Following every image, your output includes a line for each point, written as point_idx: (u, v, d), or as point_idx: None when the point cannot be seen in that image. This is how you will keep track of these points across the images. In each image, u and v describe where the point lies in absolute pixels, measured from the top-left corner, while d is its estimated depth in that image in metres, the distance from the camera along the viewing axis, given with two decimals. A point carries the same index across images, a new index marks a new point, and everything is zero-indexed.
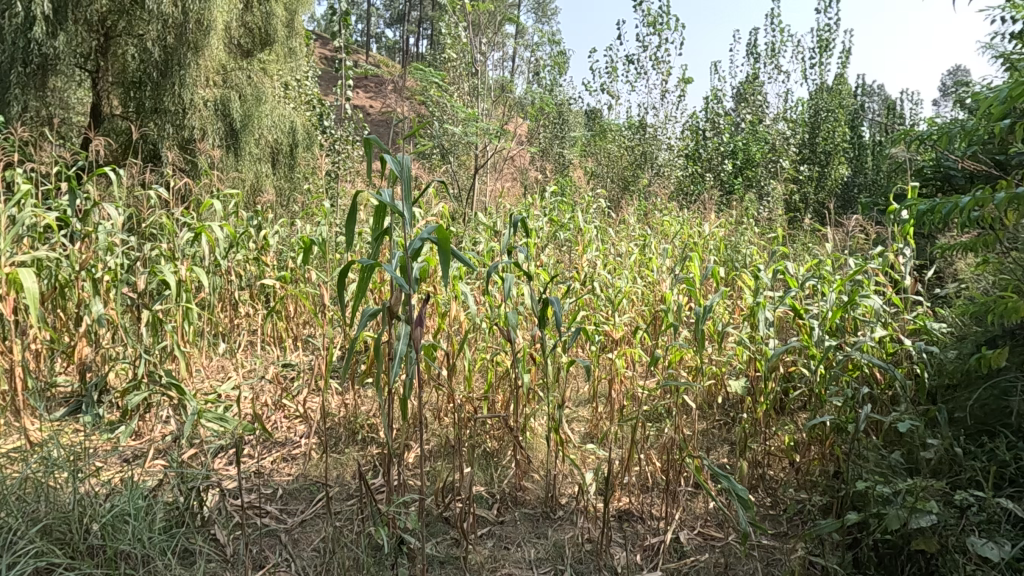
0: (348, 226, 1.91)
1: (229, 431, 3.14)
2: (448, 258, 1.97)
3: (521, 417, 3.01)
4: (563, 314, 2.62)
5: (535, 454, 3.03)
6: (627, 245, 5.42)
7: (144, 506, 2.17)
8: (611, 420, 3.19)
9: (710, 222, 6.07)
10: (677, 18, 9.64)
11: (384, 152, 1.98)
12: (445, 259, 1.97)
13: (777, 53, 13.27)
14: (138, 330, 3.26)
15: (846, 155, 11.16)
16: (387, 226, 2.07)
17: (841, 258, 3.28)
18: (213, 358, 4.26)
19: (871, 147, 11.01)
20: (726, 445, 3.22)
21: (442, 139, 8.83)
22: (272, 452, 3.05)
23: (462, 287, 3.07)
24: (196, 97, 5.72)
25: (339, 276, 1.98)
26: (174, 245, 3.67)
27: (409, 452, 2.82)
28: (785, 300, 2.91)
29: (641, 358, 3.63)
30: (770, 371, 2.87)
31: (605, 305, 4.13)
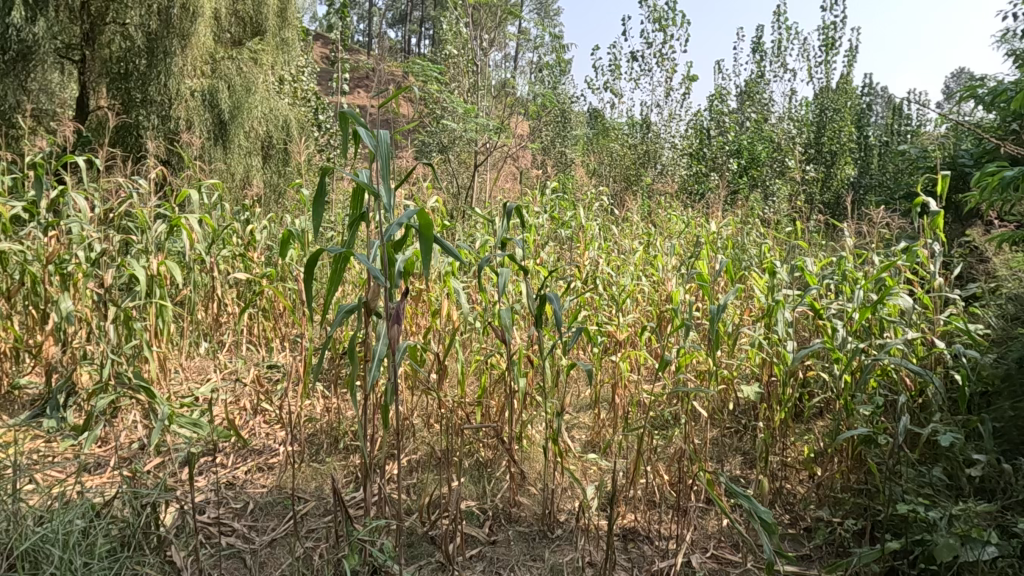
0: (315, 209, 1.67)
1: (201, 438, 2.92)
2: (430, 245, 1.76)
3: (517, 425, 2.78)
4: (563, 313, 2.38)
5: (533, 464, 2.80)
6: (630, 243, 5.19)
7: (88, 524, 1.93)
8: (615, 428, 2.96)
9: (716, 220, 5.84)
10: (682, 14, 9.41)
11: (360, 127, 1.73)
12: (427, 245, 1.76)
13: (783, 52, 13.04)
14: (106, 329, 3.02)
15: (852, 155, 10.93)
16: (363, 210, 1.84)
17: (863, 253, 3.05)
18: (194, 359, 4.04)
19: (877, 147, 10.78)
20: (738, 456, 2.99)
21: (441, 136, 8.63)
22: (248, 460, 2.83)
23: (453, 283, 2.82)
24: (183, 87, 5.52)
25: (307, 267, 1.74)
26: (148, 237, 3.44)
27: (394, 463, 2.59)
28: (805, 298, 2.67)
29: (647, 361, 3.39)
30: (788, 376, 2.62)
31: (607, 304, 3.90)
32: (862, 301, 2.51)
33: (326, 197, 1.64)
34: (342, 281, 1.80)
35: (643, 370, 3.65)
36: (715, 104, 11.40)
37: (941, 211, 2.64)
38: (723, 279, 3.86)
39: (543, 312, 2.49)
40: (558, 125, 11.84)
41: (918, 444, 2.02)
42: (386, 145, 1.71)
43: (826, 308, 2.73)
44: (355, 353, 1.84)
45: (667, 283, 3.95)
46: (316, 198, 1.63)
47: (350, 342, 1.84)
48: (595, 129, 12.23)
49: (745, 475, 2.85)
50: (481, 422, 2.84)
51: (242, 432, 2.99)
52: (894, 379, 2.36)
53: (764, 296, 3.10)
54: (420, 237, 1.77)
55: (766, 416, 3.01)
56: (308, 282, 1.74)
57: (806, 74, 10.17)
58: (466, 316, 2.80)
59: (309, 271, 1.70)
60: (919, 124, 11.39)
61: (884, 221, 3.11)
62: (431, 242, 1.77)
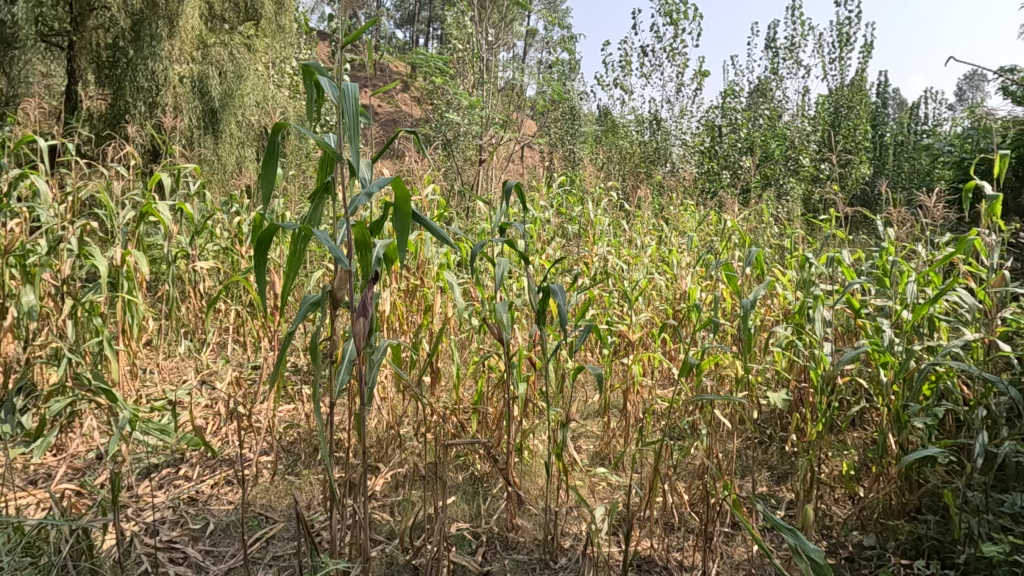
0: (265, 175, 1.36)
1: (168, 446, 2.63)
2: (407, 222, 1.47)
3: (516, 435, 2.48)
4: (569, 308, 2.05)
5: (535, 480, 2.50)
6: (642, 239, 4.89)
7: (2, 556, 1.63)
8: (627, 439, 2.66)
9: (731, 217, 5.53)
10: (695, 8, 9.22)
11: (324, 79, 1.43)
12: (404, 221, 1.46)
13: (797, 49, 12.72)
14: (63, 325, 2.72)
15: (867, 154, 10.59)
16: (326, 178, 1.55)
17: (905, 245, 2.72)
18: (172, 359, 3.76)
19: (893, 146, 10.45)
20: (764, 471, 2.68)
21: (445, 131, 8.35)
22: (217, 472, 2.53)
23: (445, 274, 2.52)
24: (171, 73, 5.25)
25: (256, 246, 1.43)
26: (115, 226, 3.13)
27: (377, 478, 2.28)
28: (843, 294, 2.35)
29: (662, 365, 3.08)
30: (826, 382, 2.30)
31: (618, 301, 3.60)
32: (913, 296, 2.18)
33: (277, 160, 1.33)
34: (302, 266, 1.50)
35: (658, 374, 3.33)
36: (728, 101, 11.04)
37: (1001, 194, 2.31)
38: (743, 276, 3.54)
39: (546, 308, 2.16)
40: (566, 122, 11.50)
41: (994, 466, 1.70)
42: (355, 97, 1.41)
43: (866, 305, 2.41)
44: (318, 354, 1.53)
45: (682, 280, 3.64)
46: (263, 160, 1.32)
47: (311, 339, 1.53)
48: (605, 127, 11.89)
49: (774, 493, 2.53)
50: (477, 432, 2.54)
51: (214, 441, 2.71)
52: (953, 387, 2.03)
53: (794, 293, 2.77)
54: (396, 211, 1.47)
55: (796, 426, 2.70)
56: (259, 265, 1.44)
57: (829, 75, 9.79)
58: (460, 313, 2.50)
59: (258, 250, 1.40)
60: (936, 123, 11.03)
61: (930, 211, 2.78)
62: (407, 217, 1.47)
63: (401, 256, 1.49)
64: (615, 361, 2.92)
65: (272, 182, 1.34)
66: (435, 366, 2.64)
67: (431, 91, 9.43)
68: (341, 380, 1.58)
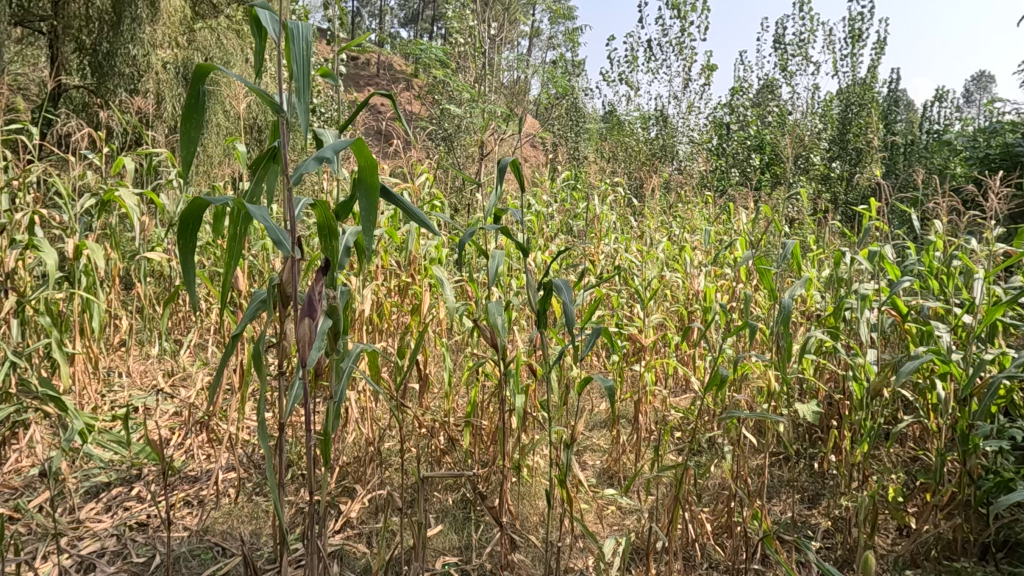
0: (189, 137, 1.04)
1: (125, 460, 2.34)
2: (373, 199, 1.17)
3: (514, 453, 2.19)
4: (576, 308, 1.73)
5: (534, 503, 2.22)
6: (651, 235, 4.57)
7: None
8: (637, 458, 2.38)
9: (744, 215, 5.21)
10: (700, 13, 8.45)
11: (268, 20, 1.13)
12: (370, 197, 1.17)
13: (808, 44, 12.38)
14: (7, 326, 2.43)
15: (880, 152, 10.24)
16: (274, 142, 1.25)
17: (954, 239, 2.40)
18: (145, 361, 3.48)
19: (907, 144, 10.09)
20: (792, 492, 2.39)
21: (446, 125, 8.05)
22: (178, 491, 2.25)
23: (435, 271, 2.21)
24: (153, 58, 5.02)
25: (183, 231, 1.13)
26: (73, 216, 2.84)
27: (356, 503, 2.01)
28: (890, 295, 2.03)
29: (676, 372, 2.78)
30: (873, 396, 1.99)
31: (627, 301, 3.30)
32: (979, 297, 1.85)
33: (202, 116, 1.03)
34: (242, 253, 1.21)
35: (671, 381, 3.03)
36: (735, 98, 10.74)
37: None
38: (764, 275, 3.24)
39: (547, 308, 1.83)
40: (570, 119, 11.18)
41: None
42: (305, 39, 1.12)
43: (916, 308, 2.09)
44: (264, 366, 1.24)
45: (696, 279, 3.34)
46: (183, 116, 1.02)
47: (256, 346, 1.24)
48: (609, 124, 11.56)
49: (805, 519, 2.24)
50: (469, 449, 2.26)
51: (178, 455, 2.42)
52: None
53: (828, 294, 2.47)
54: (359, 183, 1.17)
55: (827, 442, 2.42)
56: (187, 254, 1.14)
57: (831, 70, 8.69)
58: (451, 314, 2.19)
59: (181, 231, 1.11)
60: (948, 120, 10.70)
61: (980, 201, 2.47)
62: (372, 190, 1.18)
63: (365, 241, 1.20)
64: (625, 368, 2.62)
65: (197, 144, 1.04)
66: (423, 373, 2.35)
67: (431, 86, 9.15)
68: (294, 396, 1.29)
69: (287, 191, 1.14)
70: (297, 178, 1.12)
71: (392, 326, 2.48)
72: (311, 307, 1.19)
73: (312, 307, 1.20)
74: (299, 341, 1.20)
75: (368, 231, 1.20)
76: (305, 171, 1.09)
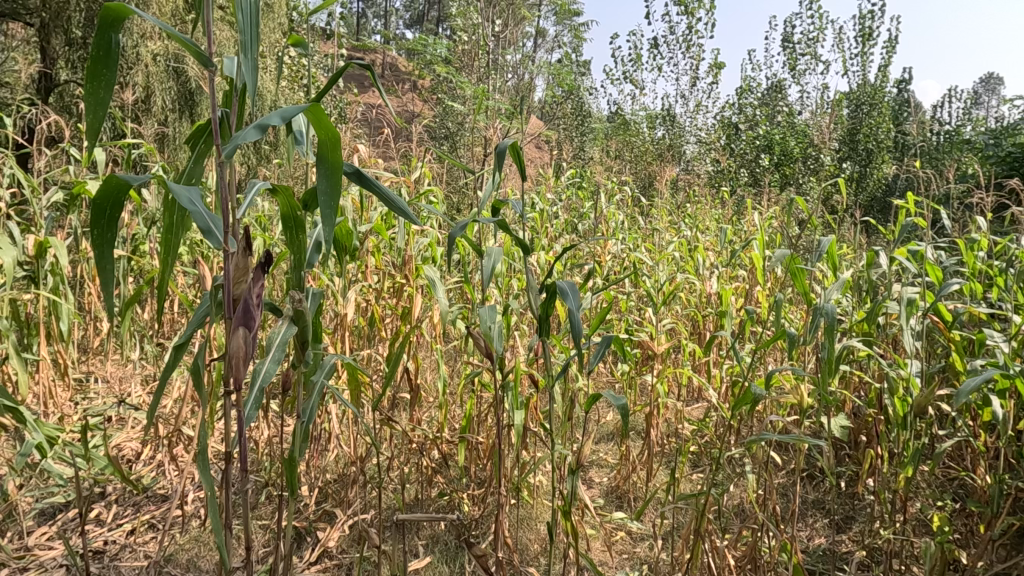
0: (98, 98, 0.86)
1: (87, 476, 2.15)
2: (334, 179, 0.97)
3: (512, 473, 1.98)
4: (583, 314, 1.50)
5: (534, 528, 2.01)
6: (659, 236, 4.38)
7: None
8: (648, 477, 2.18)
9: (756, 214, 5.00)
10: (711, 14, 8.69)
11: None
12: (331, 178, 0.97)
13: (818, 43, 12.18)
14: None
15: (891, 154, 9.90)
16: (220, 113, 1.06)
17: (1000, 237, 2.18)
18: (124, 366, 3.29)
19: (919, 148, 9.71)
20: (819, 517, 2.17)
21: (449, 123, 7.87)
22: (143, 511, 2.05)
23: (427, 271, 2.00)
24: (143, 49, 4.76)
25: (101, 220, 0.92)
26: (40, 212, 2.64)
27: (335, 530, 1.80)
28: (935, 302, 1.81)
29: (690, 382, 2.57)
30: (915, 415, 1.77)
31: (637, 305, 3.10)
32: None
33: (113, 69, 0.86)
34: (177, 247, 1.02)
35: (685, 391, 2.81)
36: (744, 96, 10.52)
37: None
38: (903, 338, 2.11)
39: (551, 314, 1.61)
40: (576, 118, 10.97)
41: None
42: None
43: (964, 316, 1.87)
44: (202, 385, 1.03)
45: (711, 281, 3.13)
46: (87, 69, 0.84)
47: (192, 361, 1.04)
48: (614, 123, 11.32)
49: (834, 548, 2.02)
50: (463, 467, 2.06)
51: (146, 472, 2.22)
52: None
53: (860, 299, 2.24)
54: (319, 159, 0.96)
55: (858, 461, 2.20)
56: (102, 249, 0.93)
57: (840, 67, 9.47)
58: (443, 319, 1.96)
59: (96, 217, 0.91)
60: (960, 120, 10.45)
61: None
62: (334, 168, 0.97)
63: (324, 232, 0.99)
64: (636, 377, 2.41)
65: (107, 104, 0.86)
66: (414, 384, 2.15)
67: (433, 83, 8.91)
68: (241, 421, 1.08)
69: (221, 163, 0.95)
70: (233, 149, 0.90)
71: (381, 332, 2.27)
72: (247, 314, 0.98)
73: (249, 314, 0.98)
74: (231, 358, 0.98)
75: (330, 220, 0.99)
76: (243, 139, 0.89)
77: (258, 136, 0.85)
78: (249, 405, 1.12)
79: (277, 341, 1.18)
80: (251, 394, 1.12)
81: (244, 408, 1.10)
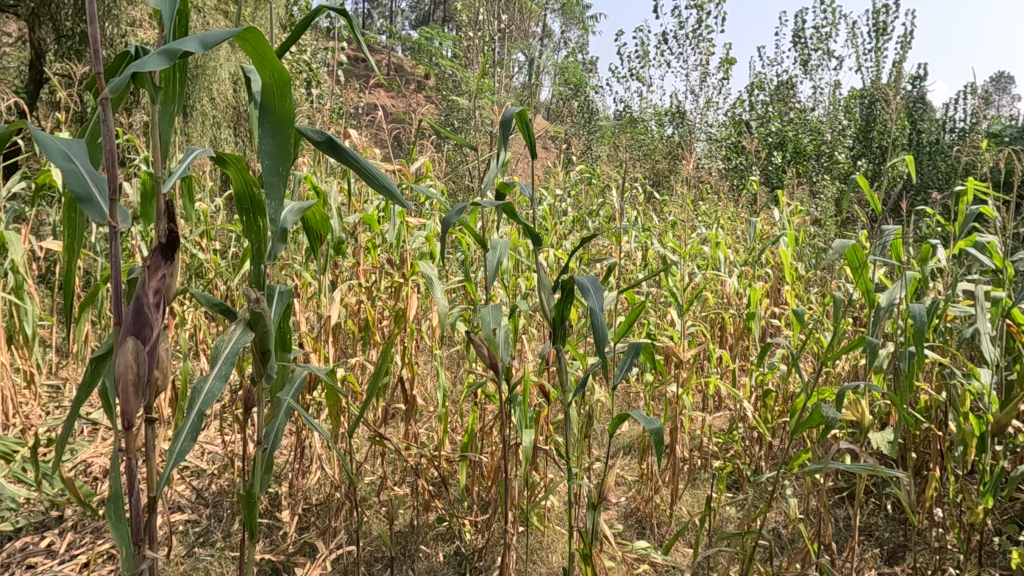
0: None
1: (44, 499, 1.91)
2: (282, 136, 0.72)
3: (523, 498, 1.74)
4: (603, 318, 1.25)
5: (546, 560, 1.77)
6: (673, 235, 4.13)
7: None
8: (670, 498, 1.94)
9: (773, 211, 4.74)
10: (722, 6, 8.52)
11: None
12: (276, 134, 0.72)
13: (828, 40, 11.95)
14: None
15: (902, 151, 9.12)
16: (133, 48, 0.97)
17: None
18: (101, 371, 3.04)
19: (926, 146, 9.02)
20: (870, 547, 1.92)
21: (453, 119, 7.62)
22: (101, 540, 1.80)
23: (423, 266, 1.75)
24: (130, 38, 4.56)
25: None
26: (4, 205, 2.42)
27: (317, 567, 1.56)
28: (1010, 303, 1.57)
29: (715, 390, 2.34)
30: (996, 435, 1.51)
31: (655, 308, 2.86)
32: None
33: None
34: (80, 234, 0.89)
35: (708, 401, 2.57)
36: (755, 93, 10.27)
37: None
38: (979, 355, 1.82)
39: (567, 316, 1.36)
40: (584, 116, 10.70)
41: None
42: None
43: None
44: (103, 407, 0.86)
45: (733, 281, 2.90)
46: None
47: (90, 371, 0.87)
48: (622, 121, 11.03)
49: None
50: (464, 489, 1.82)
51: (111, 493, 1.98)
52: None
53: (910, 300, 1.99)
54: (264, 111, 0.71)
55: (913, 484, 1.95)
56: None
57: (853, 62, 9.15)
58: (443, 322, 1.72)
59: None
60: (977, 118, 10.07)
61: None
62: (284, 122, 0.72)
63: (271, 205, 0.72)
64: (658, 387, 2.18)
65: None
66: (411, 395, 1.92)
67: (437, 80, 8.69)
68: (172, 453, 0.85)
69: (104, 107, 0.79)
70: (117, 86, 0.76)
71: (375, 335, 2.03)
72: (138, 317, 0.79)
73: (142, 319, 0.79)
74: (119, 380, 0.77)
75: (278, 190, 0.72)
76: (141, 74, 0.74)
77: (157, 63, 0.71)
78: (184, 434, 0.88)
79: (225, 350, 0.95)
80: (185, 420, 0.88)
81: (176, 441, 0.86)
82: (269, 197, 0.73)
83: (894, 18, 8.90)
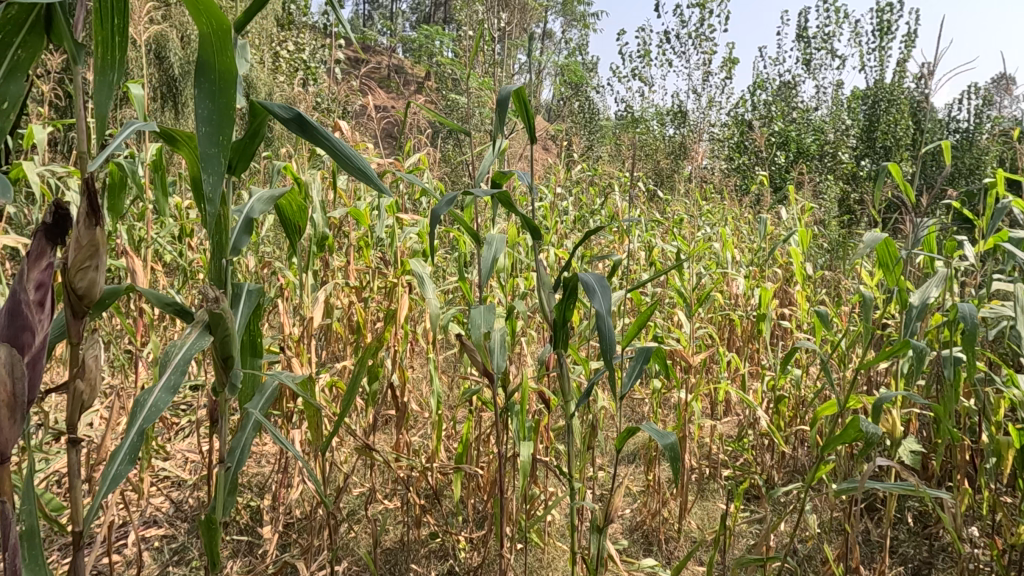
0: None
1: None
2: (221, 97, 0.67)
3: (521, 513, 1.62)
4: (610, 320, 1.12)
5: None
6: (676, 234, 4.02)
7: None
8: (679, 511, 1.82)
9: (778, 210, 4.63)
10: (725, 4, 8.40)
11: None
12: (215, 95, 0.66)
13: (830, 40, 11.85)
14: None
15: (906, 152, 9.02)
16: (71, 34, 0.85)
17: None
18: None
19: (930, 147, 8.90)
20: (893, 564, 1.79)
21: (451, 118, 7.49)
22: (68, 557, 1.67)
23: (414, 264, 1.63)
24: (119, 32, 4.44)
25: None
26: None
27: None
28: None
29: (724, 396, 2.21)
30: None
31: (659, 309, 2.74)
32: None
33: None
34: None
35: (715, 407, 2.45)
36: (757, 92, 10.16)
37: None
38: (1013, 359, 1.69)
39: (570, 318, 1.24)
40: (585, 116, 10.58)
41: None
42: None
43: None
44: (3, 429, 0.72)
45: (740, 282, 2.78)
46: None
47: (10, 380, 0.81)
48: (623, 120, 10.92)
49: None
50: (459, 502, 1.70)
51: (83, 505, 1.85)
52: None
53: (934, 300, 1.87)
54: (202, 69, 0.66)
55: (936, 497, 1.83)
56: None
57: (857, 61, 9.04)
58: (435, 323, 1.60)
59: None
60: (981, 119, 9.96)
61: None
62: (224, 79, 0.67)
63: (207, 178, 0.66)
64: (665, 393, 2.05)
65: None
66: (403, 402, 1.79)
67: (436, 79, 8.57)
68: (101, 480, 0.76)
69: None
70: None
71: (364, 337, 1.91)
72: (14, 321, 0.63)
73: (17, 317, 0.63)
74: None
75: (214, 160, 0.66)
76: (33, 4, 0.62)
77: None
78: (120, 456, 0.79)
79: (174, 359, 0.83)
80: (122, 440, 0.79)
81: (107, 465, 0.78)
82: (206, 169, 0.67)
83: (897, 17, 8.80)
